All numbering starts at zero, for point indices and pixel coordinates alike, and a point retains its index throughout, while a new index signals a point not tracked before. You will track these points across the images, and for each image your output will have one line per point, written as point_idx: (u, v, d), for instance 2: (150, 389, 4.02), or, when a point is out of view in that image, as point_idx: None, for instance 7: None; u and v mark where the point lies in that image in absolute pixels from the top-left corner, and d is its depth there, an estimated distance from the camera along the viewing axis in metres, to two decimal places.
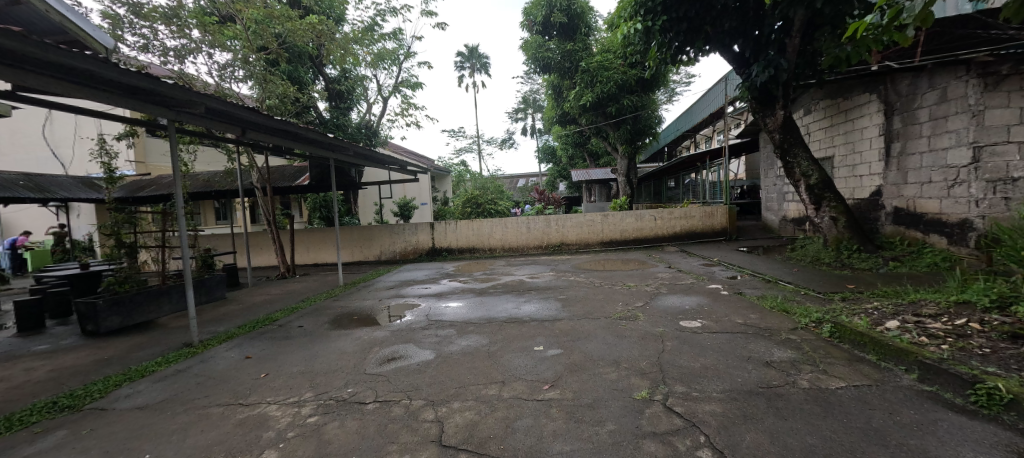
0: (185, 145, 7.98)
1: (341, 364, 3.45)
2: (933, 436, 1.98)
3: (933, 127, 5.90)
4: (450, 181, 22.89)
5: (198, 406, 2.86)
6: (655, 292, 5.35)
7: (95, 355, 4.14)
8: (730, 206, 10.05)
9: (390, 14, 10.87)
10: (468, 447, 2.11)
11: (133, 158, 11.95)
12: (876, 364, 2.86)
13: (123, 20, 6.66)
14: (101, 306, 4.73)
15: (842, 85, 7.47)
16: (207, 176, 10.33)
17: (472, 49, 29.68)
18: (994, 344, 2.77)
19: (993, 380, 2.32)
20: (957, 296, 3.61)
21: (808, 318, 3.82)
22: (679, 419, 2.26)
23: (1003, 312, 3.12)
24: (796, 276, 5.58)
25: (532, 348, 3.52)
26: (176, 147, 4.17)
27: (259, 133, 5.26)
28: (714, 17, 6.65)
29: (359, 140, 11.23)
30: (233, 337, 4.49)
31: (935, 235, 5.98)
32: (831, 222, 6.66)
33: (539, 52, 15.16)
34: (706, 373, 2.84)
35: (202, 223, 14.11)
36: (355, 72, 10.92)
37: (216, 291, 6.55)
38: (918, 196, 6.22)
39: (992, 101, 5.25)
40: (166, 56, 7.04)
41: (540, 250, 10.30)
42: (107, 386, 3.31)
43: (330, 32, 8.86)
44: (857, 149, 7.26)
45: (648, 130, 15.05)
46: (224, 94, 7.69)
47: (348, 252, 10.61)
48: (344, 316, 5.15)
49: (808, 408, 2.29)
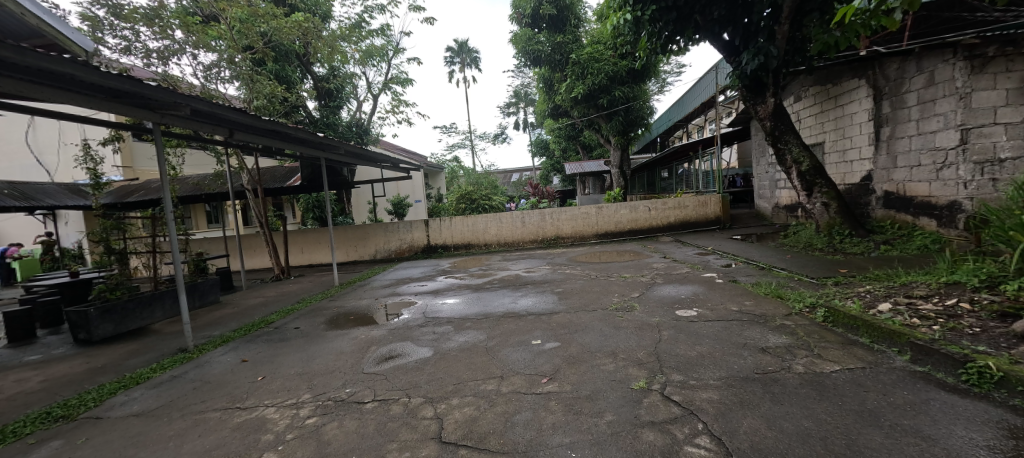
0: (173, 148, 7.86)
1: (338, 365, 3.44)
2: (925, 416, 2.01)
3: (921, 111, 5.95)
4: (443, 177, 22.88)
5: (195, 411, 2.84)
6: (651, 282, 5.39)
7: (88, 363, 4.10)
8: (723, 195, 10.09)
9: (378, 10, 10.74)
10: (468, 442, 2.11)
11: (120, 163, 11.85)
12: (869, 347, 2.90)
13: (103, 22, 6.49)
14: (93, 314, 4.66)
15: (831, 71, 7.50)
16: (196, 179, 10.24)
17: (461, 43, 29.47)
18: (984, 323, 2.82)
19: (984, 359, 2.36)
20: (947, 277, 3.66)
21: (801, 303, 3.87)
22: (677, 407, 2.27)
23: (992, 291, 3.18)
24: (789, 262, 5.65)
25: (530, 342, 3.53)
26: (163, 152, 4.04)
27: (247, 133, 5.15)
28: (703, 6, 6.65)
29: (350, 139, 11.13)
30: (229, 341, 4.46)
31: (925, 217, 6.05)
32: (822, 207, 6.72)
33: (529, 45, 15.00)
34: (703, 360, 2.86)
35: (193, 227, 14.05)
36: (344, 69, 10.78)
37: (210, 295, 6.50)
38: (908, 180, 6.29)
39: (979, 84, 5.31)
40: (149, 57, 6.90)
41: (536, 244, 10.33)
42: (101, 394, 3.28)
43: (317, 30, 8.70)
44: (847, 134, 7.31)
45: (640, 121, 14.99)
46: (211, 95, 7.59)
47: (342, 251, 10.55)
48: (341, 317, 5.13)
49: (804, 392, 2.32)
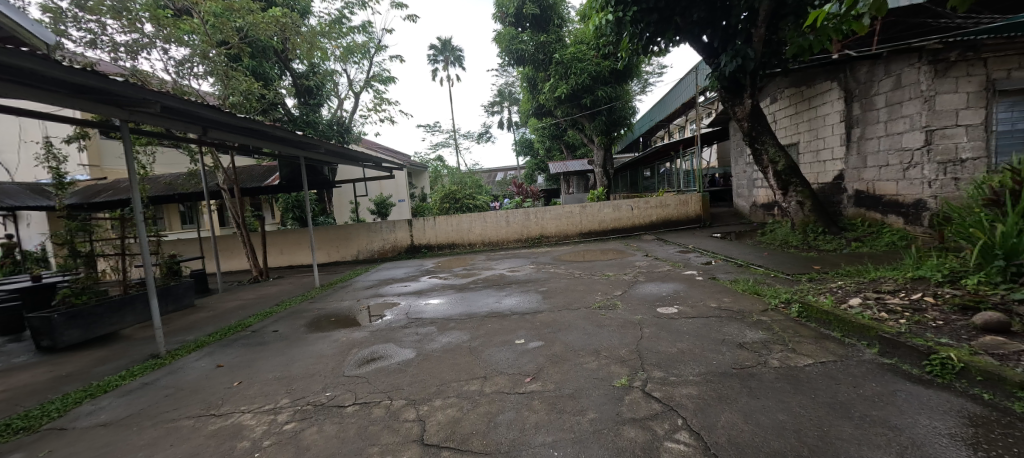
0: (143, 147, 7.56)
1: (319, 368, 3.38)
2: (893, 407, 2.09)
3: (889, 113, 6.18)
4: (427, 177, 22.74)
5: (167, 419, 2.75)
6: (633, 280, 5.45)
7: (53, 371, 3.92)
8: (703, 194, 10.30)
9: (359, 6, 10.54)
10: (450, 443, 2.10)
11: (87, 162, 11.37)
12: (840, 340, 3.01)
13: (66, 14, 6.17)
14: (58, 320, 4.46)
15: (806, 73, 7.71)
16: (169, 178, 9.88)
17: (445, 41, 29.25)
18: (946, 317, 2.96)
19: (946, 350, 2.47)
20: (913, 273, 3.81)
21: (777, 299, 3.98)
22: (658, 404, 2.30)
23: (954, 286, 3.33)
24: (766, 259, 5.80)
25: (513, 342, 3.53)
26: (132, 149, 3.89)
27: (222, 131, 4.99)
28: (683, 8, 6.76)
29: (330, 138, 10.93)
30: (204, 346, 4.33)
31: (893, 215, 6.30)
32: (797, 206, 6.92)
33: (512, 44, 15.04)
34: (683, 357, 2.91)
35: (167, 228, 13.59)
36: (324, 66, 10.56)
37: (184, 299, 6.30)
38: (877, 179, 6.52)
39: (943, 87, 5.55)
40: (117, 52, 6.62)
41: (520, 243, 10.34)
42: (66, 404, 3.13)
43: (295, 25, 8.47)
44: (821, 135, 7.55)
45: (623, 121, 15.16)
46: (183, 92, 7.34)
47: (324, 252, 10.36)
48: (322, 319, 5.03)
49: (779, 386, 2.39)
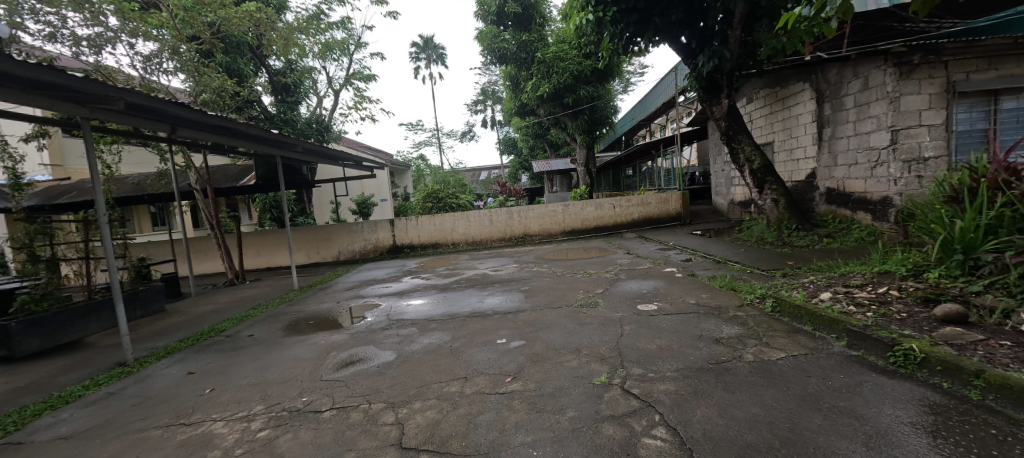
0: (109, 146, 7.24)
1: (296, 372, 3.30)
2: (860, 397, 2.17)
3: (857, 113, 6.41)
4: (409, 176, 22.50)
5: (133, 430, 2.64)
6: (614, 278, 5.51)
7: (10, 383, 3.72)
8: (683, 192, 10.49)
9: (337, 2, 10.33)
10: (429, 446, 2.08)
11: (48, 161, 10.85)
12: (811, 334, 3.10)
13: (23, 5, 5.86)
14: (15, 329, 4.23)
15: (780, 75, 7.91)
16: (138, 178, 9.50)
17: (427, 39, 28.97)
18: (910, 309, 3.09)
19: (908, 342, 2.58)
20: (879, 267, 3.96)
21: (753, 294, 4.09)
22: (636, 400, 2.33)
23: (917, 279, 3.48)
24: (743, 255, 5.95)
25: (495, 342, 3.52)
26: (94, 148, 3.72)
27: (192, 129, 4.81)
28: (662, 9, 6.85)
29: (309, 136, 10.70)
30: (175, 352, 4.18)
31: (861, 212, 6.54)
32: (772, 203, 7.11)
33: (494, 43, 15.03)
34: (662, 354, 2.95)
35: (136, 230, 13.08)
36: (301, 63, 10.32)
37: (154, 304, 6.07)
38: (847, 177, 6.75)
39: (907, 88, 5.78)
40: (79, 46, 6.33)
41: (504, 242, 10.33)
42: (24, 416, 2.98)
43: (271, 20, 8.24)
44: (794, 134, 7.77)
45: (605, 120, 15.30)
46: (152, 88, 7.06)
47: (303, 253, 10.14)
48: (300, 322, 4.92)
49: (753, 380, 2.45)
